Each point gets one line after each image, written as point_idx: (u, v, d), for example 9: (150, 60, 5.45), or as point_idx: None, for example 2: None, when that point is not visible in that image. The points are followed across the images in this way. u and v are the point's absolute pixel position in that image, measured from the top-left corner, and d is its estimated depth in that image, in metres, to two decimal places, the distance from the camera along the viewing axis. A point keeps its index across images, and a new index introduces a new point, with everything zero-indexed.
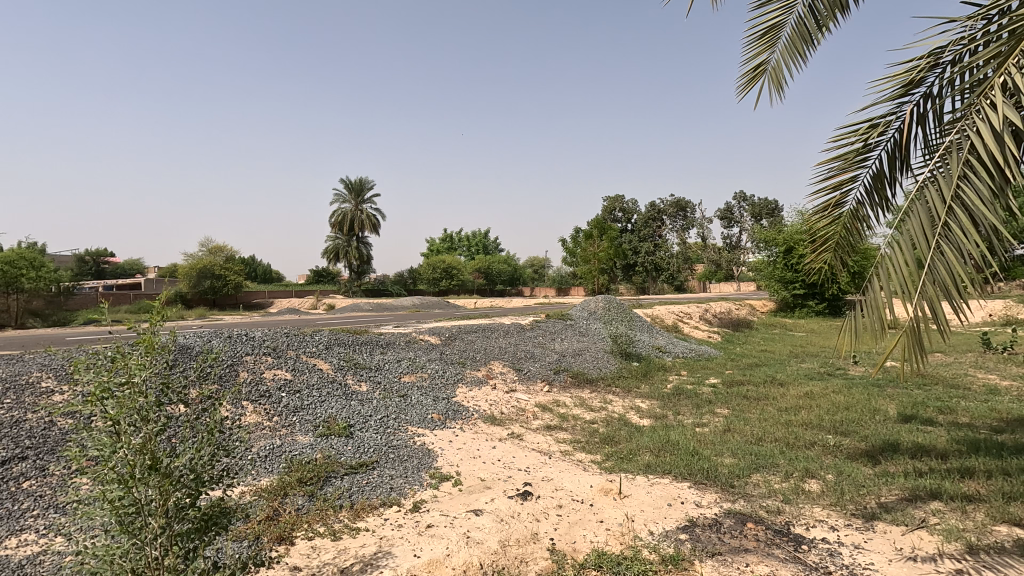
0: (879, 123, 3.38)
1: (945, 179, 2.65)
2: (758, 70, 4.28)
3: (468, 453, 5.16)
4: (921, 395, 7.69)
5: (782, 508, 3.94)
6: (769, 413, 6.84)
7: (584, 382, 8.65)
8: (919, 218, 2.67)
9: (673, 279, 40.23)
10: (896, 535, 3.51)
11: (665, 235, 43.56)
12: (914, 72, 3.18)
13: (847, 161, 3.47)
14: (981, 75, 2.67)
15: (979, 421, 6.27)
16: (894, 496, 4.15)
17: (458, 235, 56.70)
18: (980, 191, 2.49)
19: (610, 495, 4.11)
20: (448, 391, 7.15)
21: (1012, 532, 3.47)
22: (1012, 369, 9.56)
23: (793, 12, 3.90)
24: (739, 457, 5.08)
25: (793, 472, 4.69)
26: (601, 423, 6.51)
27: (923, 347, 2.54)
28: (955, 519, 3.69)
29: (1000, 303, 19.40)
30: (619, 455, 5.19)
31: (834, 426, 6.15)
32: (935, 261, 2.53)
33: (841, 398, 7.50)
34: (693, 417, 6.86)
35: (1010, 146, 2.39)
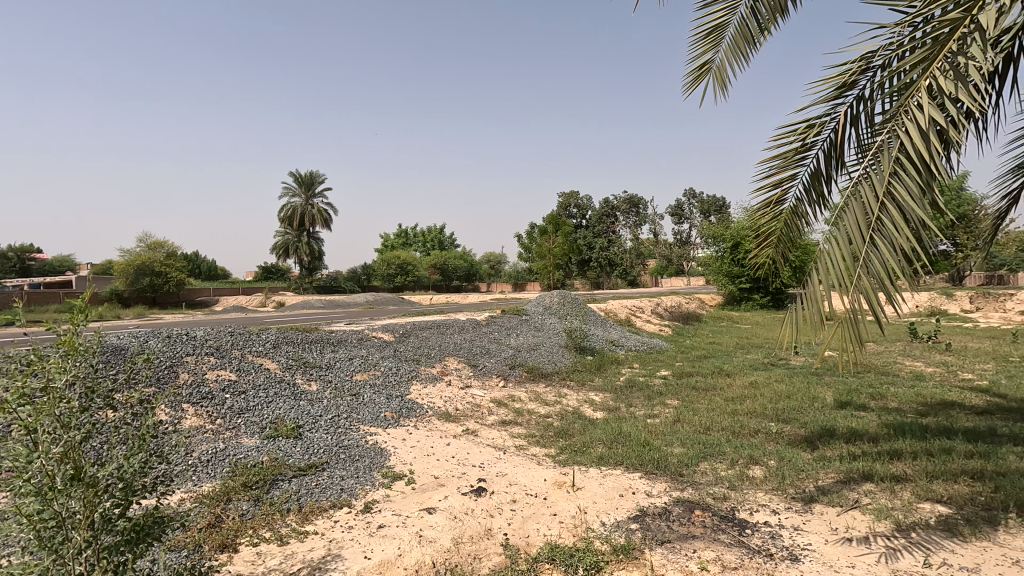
0: (816, 123, 3.51)
1: (878, 177, 2.78)
2: (703, 69, 4.33)
3: (422, 450, 5.09)
4: (856, 382, 8.15)
5: (728, 494, 4.09)
6: (716, 403, 7.08)
7: (539, 376, 8.70)
8: (855, 213, 2.78)
9: (627, 274, 41.04)
10: (833, 516, 3.70)
11: (619, 230, 44.40)
12: (847, 74, 3.31)
13: (787, 159, 3.59)
14: (909, 79, 2.79)
15: (906, 406, 6.71)
16: (830, 479, 4.37)
17: (413, 230, 55.99)
18: (910, 187, 2.62)
19: (564, 488, 4.14)
20: (401, 389, 7.04)
21: (935, 509, 3.73)
22: (936, 356, 10.27)
23: (737, 13, 3.94)
24: (688, 447, 5.24)
25: (738, 459, 4.87)
26: (555, 417, 6.58)
27: (858, 336, 2.63)
28: (885, 498, 3.93)
29: (925, 295, 20.70)
30: (573, 448, 5.25)
31: (776, 414, 6.44)
32: (869, 254, 2.64)
33: (783, 387, 7.86)
34: (644, 409, 7.03)
35: (936, 144, 2.52)
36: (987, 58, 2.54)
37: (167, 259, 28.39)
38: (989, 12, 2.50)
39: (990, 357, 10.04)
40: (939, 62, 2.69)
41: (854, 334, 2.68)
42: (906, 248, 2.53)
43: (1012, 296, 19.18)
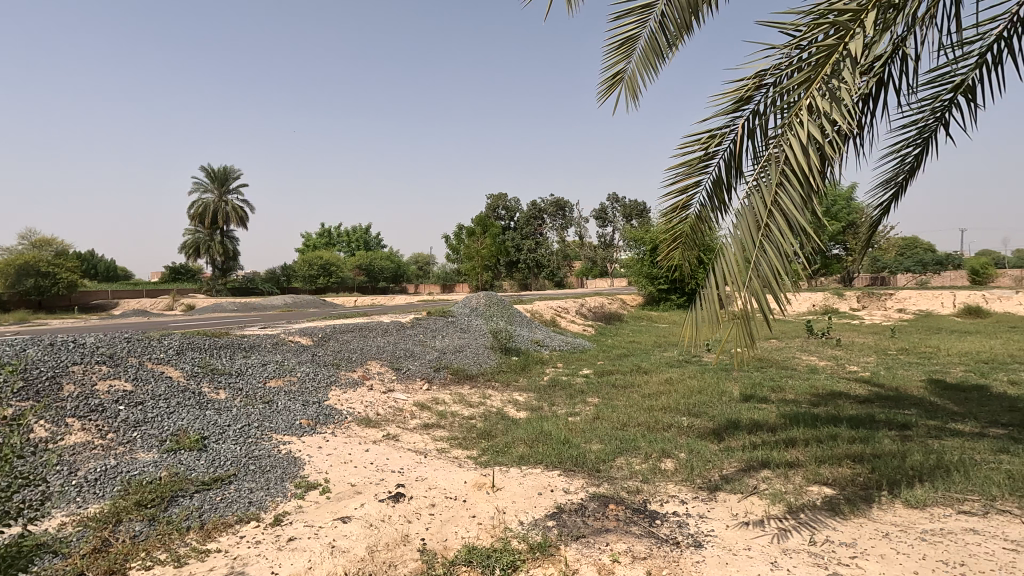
0: (717, 134, 3.75)
1: (766, 187, 2.99)
2: (616, 79, 4.48)
3: (339, 458, 4.92)
4: (759, 376, 8.78)
5: (641, 487, 4.26)
6: (634, 400, 7.38)
7: (464, 378, 8.68)
8: (747, 220, 2.98)
9: (554, 276, 41.87)
10: (734, 503, 3.95)
11: (546, 233, 45.21)
12: (744, 90, 3.56)
13: (691, 166, 3.81)
14: (794, 98, 3.03)
15: (801, 397, 7.31)
16: (733, 467, 4.68)
17: (337, 229, 54.13)
18: (794, 197, 2.85)
19: (484, 489, 4.15)
20: (319, 395, 6.77)
21: (822, 491, 4.08)
22: (828, 351, 11.28)
23: (647, 26, 4.10)
24: (605, 443, 5.42)
25: (651, 453, 5.09)
26: (479, 418, 6.58)
27: (749, 334, 2.82)
28: (779, 483, 4.25)
29: (820, 295, 22.66)
30: (495, 449, 5.28)
31: (688, 408, 6.80)
32: (759, 258, 2.84)
33: (695, 382, 8.32)
34: (566, 407, 7.19)
35: (816, 159, 2.76)
36: (857, 81, 2.81)
37: (55, 258, 25.71)
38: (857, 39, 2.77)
39: (872, 351, 11.15)
40: (818, 82, 2.95)
41: (745, 333, 2.87)
42: (791, 253, 2.74)
43: (891, 295, 21.43)
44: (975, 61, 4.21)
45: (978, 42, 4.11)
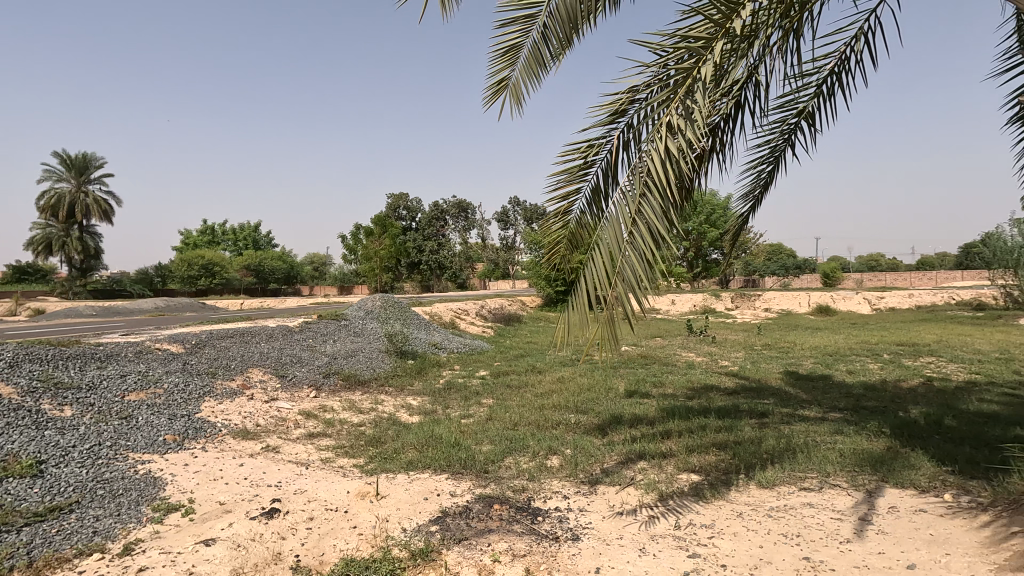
0: (595, 144, 3.93)
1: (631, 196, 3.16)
2: (501, 85, 4.54)
3: (207, 475, 4.53)
4: (643, 373, 9.36)
5: (526, 486, 4.36)
6: (526, 399, 7.54)
7: (356, 383, 8.38)
8: (613, 228, 3.13)
9: (456, 277, 41.78)
10: (611, 494, 4.17)
11: (449, 234, 45.01)
12: (618, 104, 3.76)
13: (572, 174, 3.96)
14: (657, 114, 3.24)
15: (678, 391, 7.89)
16: (613, 460, 4.94)
17: (221, 226, 50.06)
18: (654, 207, 3.04)
19: (367, 498, 4.02)
20: (189, 407, 6.20)
21: (690, 478, 4.43)
22: (704, 347, 12.28)
23: (529, 36, 4.20)
24: (495, 444, 5.48)
25: (539, 451, 5.23)
26: (368, 425, 6.38)
27: (614, 336, 3.00)
28: (653, 473, 4.55)
29: (700, 296, 24.64)
30: (383, 456, 5.14)
31: (576, 406, 7.08)
32: (624, 265, 3.00)
33: (585, 381, 8.68)
34: (460, 409, 7.19)
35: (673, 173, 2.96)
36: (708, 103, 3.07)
37: None
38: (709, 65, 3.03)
39: (741, 347, 12.31)
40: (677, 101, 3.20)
41: (611, 335, 3.04)
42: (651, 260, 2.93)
43: (759, 296, 23.82)
44: (814, 91, 4.79)
45: (815, 75, 4.68)
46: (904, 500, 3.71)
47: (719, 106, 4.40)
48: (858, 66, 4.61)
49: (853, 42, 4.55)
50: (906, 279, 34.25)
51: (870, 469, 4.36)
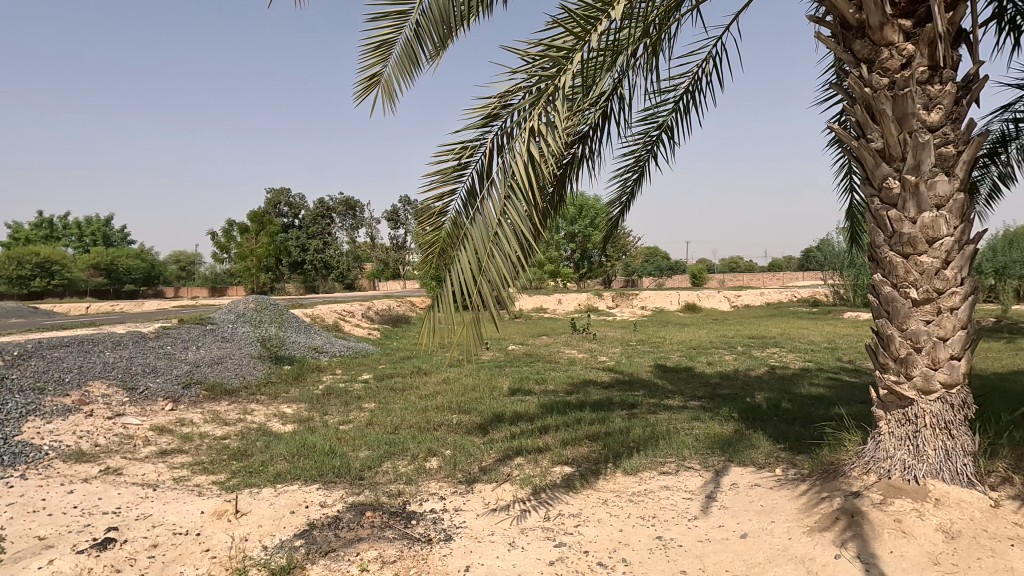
0: (469, 146, 3.94)
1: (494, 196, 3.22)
2: (373, 81, 4.40)
3: (26, 507, 3.90)
4: (527, 371, 9.61)
5: (402, 490, 4.27)
6: (410, 402, 7.42)
7: (222, 393, 7.71)
8: (479, 228, 3.18)
9: (343, 277, 40.08)
10: (487, 492, 4.22)
11: (335, 232, 43.06)
12: (491, 107, 3.80)
13: (447, 175, 3.95)
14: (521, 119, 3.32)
15: (559, 387, 8.20)
16: (492, 458, 5.01)
17: (63, 219, 43.65)
18: (519, 209, 3.14)
19: (224, 517, 3.71)
20: (7, 429, 5.31)
21: (563, 470, 4.62)
22: (586, 344, 12.91)
23: (402, 33, 4.12)
24: (373, 449, 5.32)
25: (418, 454, 5.16)
26: (234, 437, 5.90)
27: (478, 334, 3.11)
28: (529, 468, 4.68)
29: (585, 296, 25.88)
30: (248, 469, 4.78)
31: (460, 406, 7.09)
32: (489, 265, 3.09)
33: (470, 380, 8.73)
34: (339, 415, 6.90)
35: (534, 176, 3.07)
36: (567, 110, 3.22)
37: None
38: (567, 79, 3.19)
39: (619, 343, 13.11)
40: (542, 106, 3.33)
41: (476, 333, 3.15)
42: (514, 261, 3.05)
43: (637, 295, 25.52)
44: (672, 107, 5.21)
45: (673, 92, 5.10)
46: (744, 476, 4.16)
47: (587, 115, 4.64)
48: (708, 87, 5.09)
49: (704, 64, 5.01)
50: (759, 280, 38.60)
51: (719, 451, 4.84)
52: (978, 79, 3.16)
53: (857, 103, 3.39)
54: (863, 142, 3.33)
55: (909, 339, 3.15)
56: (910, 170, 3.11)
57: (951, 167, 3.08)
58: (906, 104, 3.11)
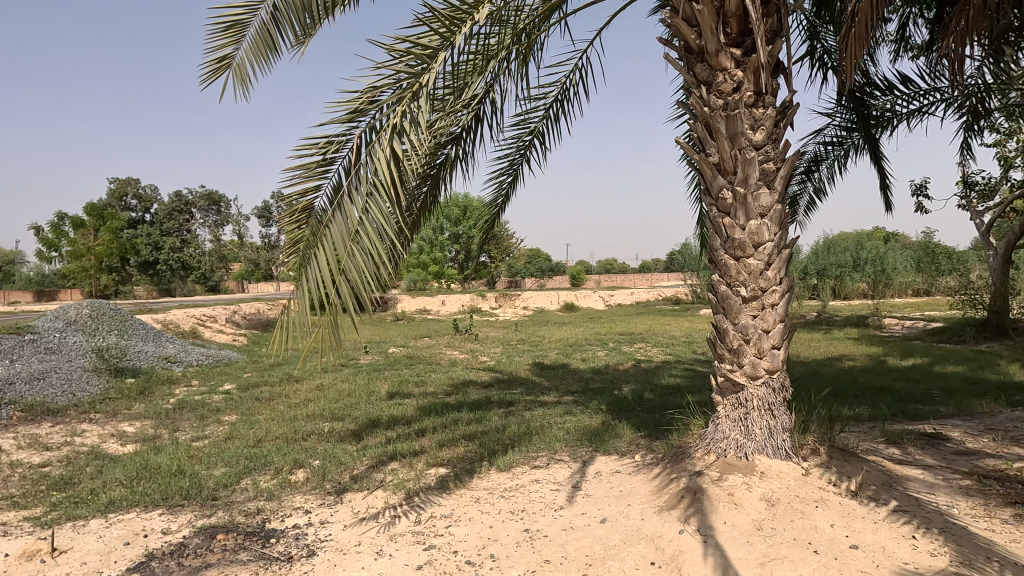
0: (335, 142, 3.69)
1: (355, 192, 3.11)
2: (224, 64, 4.05)
3: None
4: (407, 374, 9.43)
5: (262, 507, 3.97)
6: (277, 412, 6.93)
7: (43, 414, 6.63)
8: (338, 226, 3.06)
9: (205, 279, 36.47)
10: (357, 501, 4.07)
11: (196, 229, 39.08)
12: (358, 102, 3.62)
13: (310, 170, 3.67)
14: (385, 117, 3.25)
15: (439, 389, 8.15)
16: (364, 465, 4.84)
17: None
18: (382, 207, 3.06)
19: (37, 558, 3.18)
20: None
21: (437, 472, 4.59)
22: (468, 345, 12.99)
23: (257, 16, 3.83)
24: (231, 465, 4.89)
25: (283, 466, 4.83)
26: (57, 464, 5.09)
27: (336, 336, 3.02)
28: (403, 472, 4.58)
29: (468, 296, 26.02)
30: (72, 500, 4.15)
31: (332, 413, 6.76)
32: (350, 265, 2.99)
33: (346, 386, 8.37)
34: (193, 431, 6.25)
35: (396, 174, 3.02)
36: (430, 110, 3.21)
37: None
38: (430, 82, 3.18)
39: (500, 343, 13.34)
40: (408, 103, 3.30)
41: (333, 335, 3.04)
42: (376, 261, 2.97)
43: (519, 295, 26.17)
44: (543, 114, 5.41)
45: (543, 100, 5.30)
46: (607, 465, 4.43)
47: (460, 117, 4.68)
48: (575, 97, 5.36)
49: (571, 75, 5.28)
50: (631, 280, 41.50)
51: (587, 442, 5.11)
52: (793, 106, 3.64)
53: (699, 120, 3.76)
54: (703, 155, 3.69)
55: (741, 331, 3.55)
56: (740, 182, 3.51)
57: (771, 180, 3.53)
58: (737, 124, 3.50)
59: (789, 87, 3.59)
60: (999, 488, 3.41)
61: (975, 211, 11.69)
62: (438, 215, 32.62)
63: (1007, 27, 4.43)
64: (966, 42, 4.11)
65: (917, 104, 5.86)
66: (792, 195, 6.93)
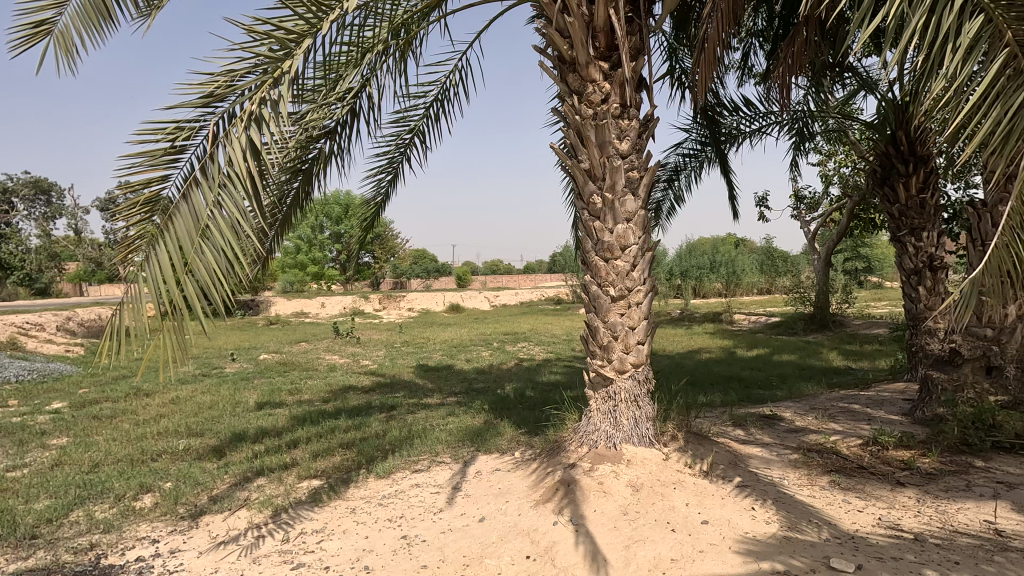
0: (186, 128, 3.27)
1: (205, 183, 2.83)
2: (42, 30, 3.49)
3: None
4: (279, 381, 8.81)
5: (97, 541, 3.47)
6: (120, 430, 6.11)
7: None
8: (185, 220, 2.77)
9: (30, 280, 31.24)
10: (216, 523, 3.70)
11: (17, 222, 33.34)
12: (214, 86, 3.28)
13: (155, 158, 3.23)
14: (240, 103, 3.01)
15: (315, 396, 7.71)
16: (226, 484, 4.42)
17: None
18: (237, 201, 2.83)
19: None
20: None
21: (310, 484, 4.33)
22: (348, 349, 12.45)
23: None
24: (58, 496, 4.21)
25: (125, 493, 4.26)
26: None
27: (179, 341, 2.73)
28: (271, 488, 4.26)
29: (350, 298, 24.98)
30: None
31: (190, 428, 6.10)
32: (198, 263, 2.71)
33: (207, 397, 7.61)
34: (8, 459, 5.30)
35: (252, 166, 2.80)
36: (293, 100, 3.04)
37: None
38: (292, 72, 3.00)
39: (383, 345, 12.95)
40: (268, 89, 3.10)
41: (175, 341, 2.75)
42: (229, 259, 2.73)
43: (404, 296, 25.62)
44: (422, 113, 5.35)
45: (423, 98, 5.22)
46: (487, 463, 4.47)
47: (333, 111, 4.48)
48: (455, 98, 5.35)
49: (451, 76, 5.27)
50: (516, 281, 42.54)
51: (468, 442, 5.12)
52: (653, 119, 3.94)
53: (571, 128, 3.92)
54: (575, 162, 3.87)
55: (610, 329, 3.77)
56: (608, 189, 3.73)
57: (636, 188, 3.79)
58: (605, 133, 3.71)
59: (650, 101, 3.87)
60: (819, 459, 3.96)
61: (803, 221, 13.55)
62: (317, 212, 30.96)
63: (825, 63, 5.14)
64: (792, 73, 4.75)
65: (757, 124, 6.65)
66: (657, 201, 7.52)
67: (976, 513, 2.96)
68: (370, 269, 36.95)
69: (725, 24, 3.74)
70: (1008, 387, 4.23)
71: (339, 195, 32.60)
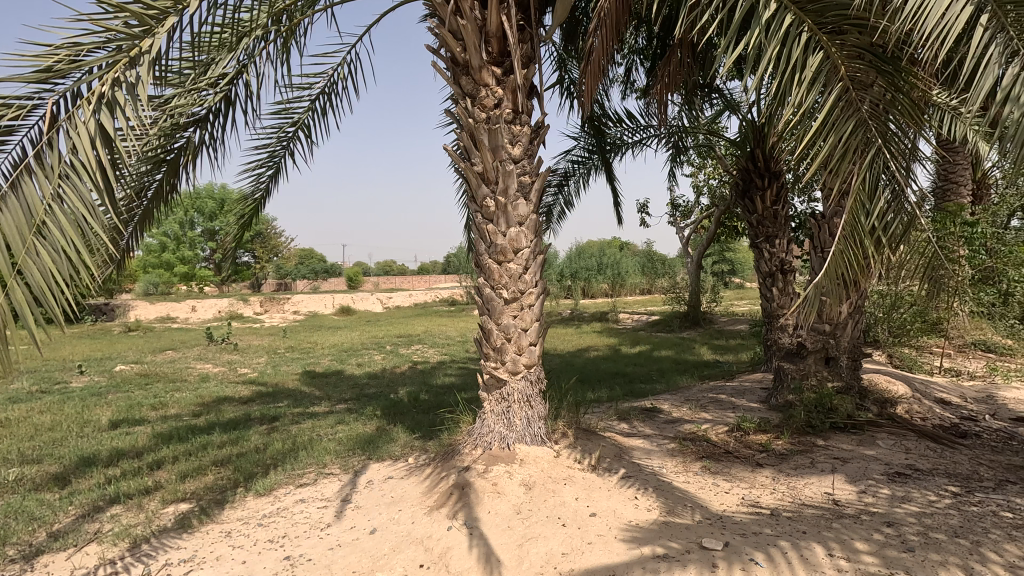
0: (16, 106, 2.80)
1: (40, 171, 2.44)
2: None
3: None
4: (139, 395, 7.85)
5: None
6: None
7: None
8: None
9: None
10: (59, 563, 3.21)
11: None
12: (53, 60, 2.85)
13: None
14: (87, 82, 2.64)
15: (183, 410, 6.97)
16: (72, 516, 3.85)
17: None
18: (82, 194, 2.48)
19: None
20: None
21: (178, 509, 3.91)
22: (224, 356, 11.43)
23: None
24: None
25: None
26: None
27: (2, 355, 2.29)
28: (129, 516, 3.78)
29: (226, 300, 22.95)
30: None
31: (23, 454, 5.23)
32: (30, 262, 2.27)
33: (46, 418, 6.58)
34: None
35: (101, 153, 2.47)
36: (153, 83, 2.73)
37: None
38: (151, 52, 2.72)
39: (264, 352, 12.06)
40: (123, 68, 2.76)
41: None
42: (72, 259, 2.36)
43: (288, 298, 24.06)
44: (307, 106, 5.06)
45: (308, 90, 4.94)
46: (379, 472, 4.32)
47: (204, 97, 4.10)
48: (343, 92, 5.12)
49: (339, 69, 5.04)
50: (409, 282, 41.75)
51: (359, 451, 4.91)
52: (544, 127, 4.05)
53: (465, 130, 3.92)
54: (469, 164, 3.87)
55: (503, 331, 3.82)
56: (501, 192, 3.78)
57: (528, 193, 3.87)
58: (498, 137, 3.75)
59: (541, 109, 3.98)
60: (693, 447, 4.32)
61: (678, 227, 14.72)
62: (186, 207, 28.12)
63: (697, 82, 5.60)
64: (669, 91, 5.13)
65: (638, 136, 7.11)
66: (548, 206, 7.77)
67: (819, 486, 3.39)
68: (249, 269, 34.27)
69: (609, 40, 3.94)
70: (841, 374, 4.90)
71: (213, 188, 29.87)
